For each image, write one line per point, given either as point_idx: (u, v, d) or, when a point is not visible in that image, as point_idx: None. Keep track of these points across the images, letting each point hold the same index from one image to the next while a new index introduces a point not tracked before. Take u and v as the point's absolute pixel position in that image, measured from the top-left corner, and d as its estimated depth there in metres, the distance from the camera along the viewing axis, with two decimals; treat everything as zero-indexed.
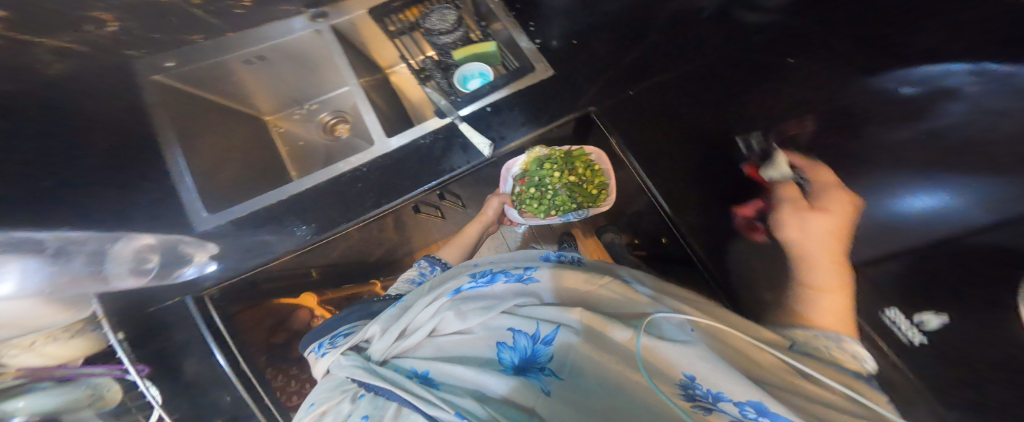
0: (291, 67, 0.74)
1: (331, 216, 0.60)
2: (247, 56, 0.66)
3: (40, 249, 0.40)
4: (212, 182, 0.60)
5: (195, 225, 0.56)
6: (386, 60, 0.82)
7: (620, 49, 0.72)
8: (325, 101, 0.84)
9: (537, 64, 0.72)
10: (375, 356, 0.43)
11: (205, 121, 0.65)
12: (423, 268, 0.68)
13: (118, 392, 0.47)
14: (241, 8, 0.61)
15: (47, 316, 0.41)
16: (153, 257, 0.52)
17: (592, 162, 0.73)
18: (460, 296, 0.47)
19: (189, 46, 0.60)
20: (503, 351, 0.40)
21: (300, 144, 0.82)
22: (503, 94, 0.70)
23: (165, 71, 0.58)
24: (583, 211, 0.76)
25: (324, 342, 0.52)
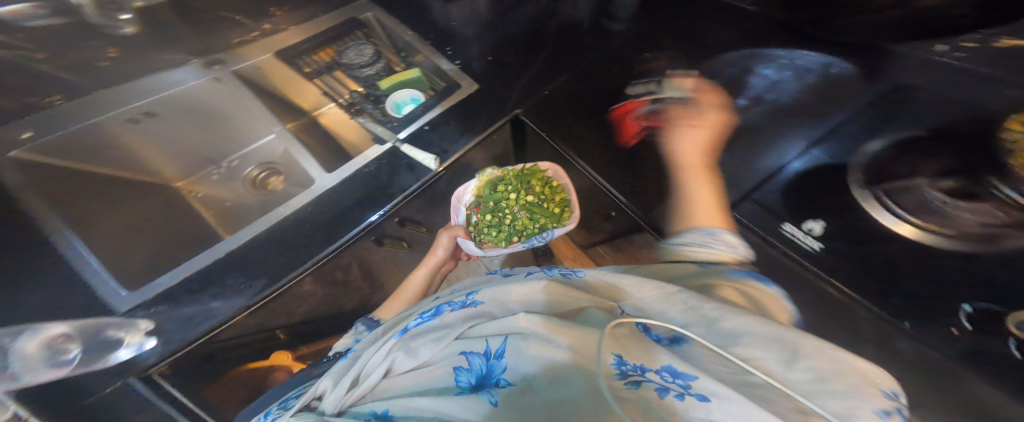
0: (200, 121, 0.70)
1: (280, 264, 0.58)
2: (133, 113, 0.62)
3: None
4: (124, 267, 0.55)
5: (116, 307, 0.50)
6: (309, 102, 0.79)
7: (530, 60, 0.83)
8: (247, 155, 0.78)
9: (461, 82, 0.78)
10: (327, 409, 0.39)
11: (97, 195, 0.60)
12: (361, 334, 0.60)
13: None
14: (107, 60, 0.62)
15: None
16: (72, 348, 0.47)
17: (549, 183, 0.74)
18: (410, 334, 0.45)
19: (52, 110, 0.57)
20: (460, 374, 0.35)
21: (227, 205, 0.75)
22: (437, 111, 0.74)
23: (26, 146, 0.54)
24: (547, 235, 0.71)
25: (272, 409, 0.44)
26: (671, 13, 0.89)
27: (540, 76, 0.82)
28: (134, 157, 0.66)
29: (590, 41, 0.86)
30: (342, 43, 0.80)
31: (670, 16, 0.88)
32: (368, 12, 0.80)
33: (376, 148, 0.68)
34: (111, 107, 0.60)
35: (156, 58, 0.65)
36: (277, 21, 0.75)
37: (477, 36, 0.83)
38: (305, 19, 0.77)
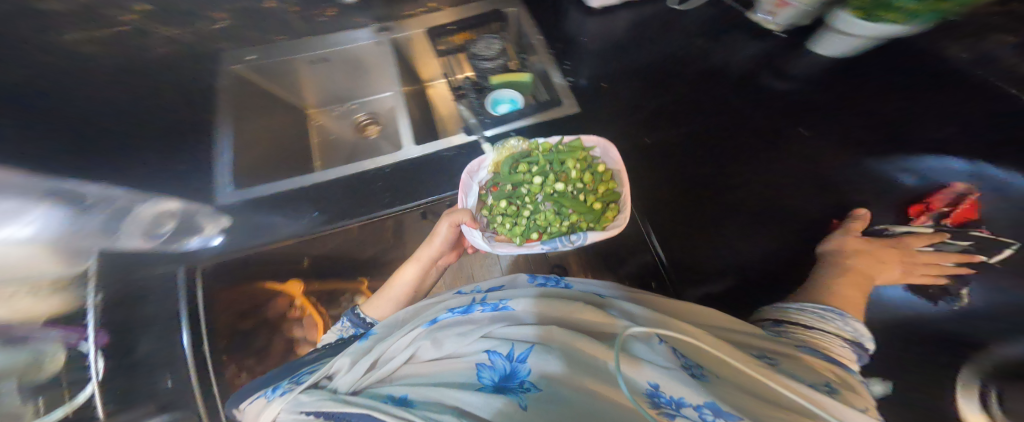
0: (345, 71, 0.82)
1: (340, 209, 0.62)
2: (313, 57, 0.76)
3: (72, 200, 0.48)
4: (244, 164, 0.66)
5: (217, 199, 0.60)
6: (428, 73, 0.87)
7: (647, 97, 0.74)
8: (363, 103, 0.89)
9: (564, 100, 0.74)
10: (342, 388, 0.42)
11: (257, 107, 0.74)
12: (346, 331, 0.59)
13: (60, 366, 0.44)
14: (325, 16, 0.76)
15: (49, 266, 0.45)
16: (168, 223, 0.57)
17: (592, 175, 0.61)
18: (437, 325, 0.47)
19: (273, 45, 0.74)
20: (483, 371, 0.37)
21: (331, 137, 0.87)
22: (528, 122, 0.71)
23: (244, 63, 0.72)
24: (577, 239, 0.54)
25: (278, 385, 0.47)
26: (852, 82, 0.69)
27: (652, 115, 0.73)
28: (289, 84, 0.79)
29: (726, 92, 0.73)
30: (477, 30, 0.84)
31: (849, 86, 0.69)
32: (513, 7, 0.83)
33: (460, 137, 0.68)
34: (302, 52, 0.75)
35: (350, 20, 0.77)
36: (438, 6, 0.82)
37: (601, 54, 0.78)
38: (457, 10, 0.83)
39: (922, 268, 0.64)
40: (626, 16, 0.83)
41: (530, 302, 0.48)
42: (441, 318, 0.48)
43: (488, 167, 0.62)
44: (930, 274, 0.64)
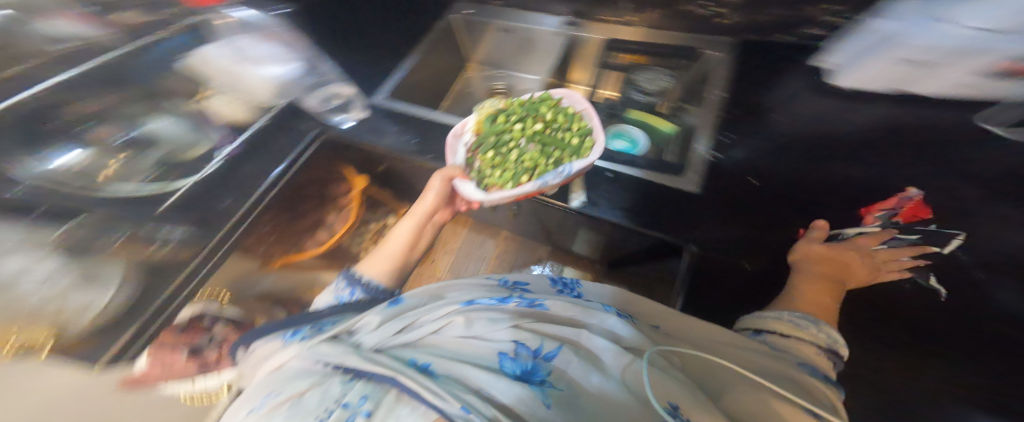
0: (520, 45, 0.95)
1: (433, 148, 0.71)
2: (503, 27, 0.92)
3: (313, 67, 0.80)
4: (410, 84, 0.84)
5: (372, 97, 0.79)
6: (576, 76, 0.91)
7: (777, 209, 0.61)
8: (509, 75, 1.03)
9: (687, 172, 0.65)
10: (366, 345, 0.43)
11: (442, 50, 0.95)
12: (343, 289, 0.59)
13: (193, 156, 0.67)
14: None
15: (261, 93, 0.74)
16: (336, 99, 0.78)
17: (565, 123, 0.61)
18: (471, 307, 0.49)
19: (488, 6, 0.93)
20: (505, 360, 0.39)
21: (466, 92, 1.05)
22: (633, 173, 0.66)
23: (461, 13, 0.91)
24: (564, 170, 0.53)
25: (298, 330, 0.49)
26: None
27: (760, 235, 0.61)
28: (476, 39, 0.96)
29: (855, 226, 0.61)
30: (652, 60, 0.82)
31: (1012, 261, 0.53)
32: (718, 52, 0.77)
33: None
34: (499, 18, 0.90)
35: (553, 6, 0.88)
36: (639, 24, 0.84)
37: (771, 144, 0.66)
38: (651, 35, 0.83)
39: (885, 266, 0.60)
40: (850, 109, 0.67)
41: (555, 305, 0.49)
42: (477, 300, 0.50)
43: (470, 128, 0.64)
44: (898, 272, 0.60)
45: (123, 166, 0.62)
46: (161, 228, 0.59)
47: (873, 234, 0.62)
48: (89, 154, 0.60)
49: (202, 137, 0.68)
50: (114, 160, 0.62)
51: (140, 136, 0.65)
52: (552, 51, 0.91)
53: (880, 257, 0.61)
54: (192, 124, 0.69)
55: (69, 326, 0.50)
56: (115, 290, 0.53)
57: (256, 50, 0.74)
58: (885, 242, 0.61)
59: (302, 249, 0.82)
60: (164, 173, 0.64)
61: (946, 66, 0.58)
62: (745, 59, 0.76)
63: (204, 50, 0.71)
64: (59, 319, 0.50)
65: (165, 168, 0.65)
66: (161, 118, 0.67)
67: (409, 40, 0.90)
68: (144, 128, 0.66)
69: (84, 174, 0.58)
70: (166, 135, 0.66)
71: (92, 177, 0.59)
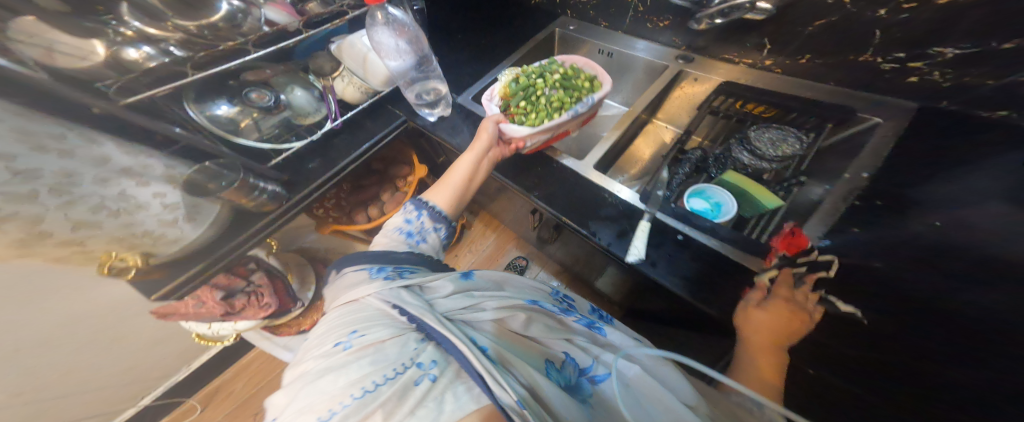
0: (607, 66, 0.96)
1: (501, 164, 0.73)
2: (604, 48, 0.93)
3: (424, 63, 0.82)
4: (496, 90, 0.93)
5: (459, 97, 0.88)
6: (666, 115, 0.87)
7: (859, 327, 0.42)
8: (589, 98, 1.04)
9: (779, 258, 0.53)
10: (439, 308, 0.46)
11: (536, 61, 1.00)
12: (410, 213, 0.63)
13: (308, 123, 0.77)
14: (654, 25, 0.85)
15: (375, 81, 0.79)
16: (430, 95, 0.83)
17: (569, 70, 0.75)
18: (535, 308, 0.54)
19: (596, 26, 0.96)
20: (554, 370, 0.46)
21: None
22: (710, 243, 0.57)
23: (566, 29, 0.99)
24: (588, 101, 0.70)
25: (384, 266, 0.52)
26: None
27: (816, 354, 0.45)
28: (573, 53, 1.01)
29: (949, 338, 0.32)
30: (769, 112, 0.71)
31: None
32: (881, 118, 0.59)
33: (634, 198, 0.63)
34: (603, 40, 0.93)
35: (664, 35, 0.85)
36: (772, 68, 0.73)
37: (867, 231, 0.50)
38: (787, 86, 0.71)
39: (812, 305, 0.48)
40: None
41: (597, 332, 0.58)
42: (539, 303, 0.55)
43: (493, 91, 0.74)
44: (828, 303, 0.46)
45: (254, 124, 0.69)
46: (257, 182, 0.65)
47: (779, 281, 0.50)
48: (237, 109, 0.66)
49: (316, 112, 0.77)
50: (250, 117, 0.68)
51: (280, 104, 0.71)
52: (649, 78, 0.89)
53: (807, 306, 0.47)
54: (317, 104, 0.77)
55: (154, 253, 0.59)
56: (202, 230, 0.63)
57: (382, 49, 0.74)
58: (800, 283, 0.49)
59: (353, 223, 1.00)
60: (277, 137, 0.73)
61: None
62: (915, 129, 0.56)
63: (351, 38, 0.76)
64: (150, 244, 0.59)
65: (279, 133, 0.73)
66: (296, 89, 0.74)
67: (510, 49, 0.96)
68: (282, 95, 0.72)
69: (229, 124, 0.66)
70: (294, 107, 0.73)
71: (231, 128, 0.66)
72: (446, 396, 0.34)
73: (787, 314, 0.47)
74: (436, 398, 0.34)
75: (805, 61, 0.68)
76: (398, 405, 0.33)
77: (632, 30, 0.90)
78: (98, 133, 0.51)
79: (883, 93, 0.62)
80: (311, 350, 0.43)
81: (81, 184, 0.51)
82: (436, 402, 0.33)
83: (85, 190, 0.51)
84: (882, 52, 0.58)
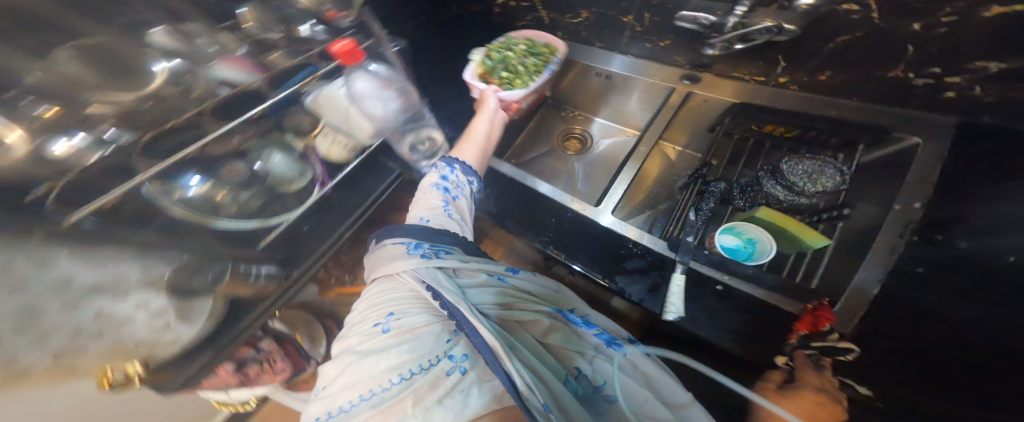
0: (606, 88, 0.90)
1: (516, 216, 0.71)
2: (601, 70, 0.87)
3: (416, 114, 0.79)
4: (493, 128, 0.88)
5: None
6: (676, 138, 0.83)
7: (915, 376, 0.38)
8: (588, 121, 0.99)
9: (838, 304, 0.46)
10: (471, 299, 0.47)
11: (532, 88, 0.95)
12: (444, 169, 0.67)
13: (296, 189, 0.64)
14: (654, 44, 0.80)
15: (363, 131, 0.63)
16: (424, 144, 0.81)
17: (523, 40, 0.85)
18: (560, 317, 0.53)
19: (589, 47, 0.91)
20: (569, 379, 0.45)
21: (541, 130, 1.01)
22: (757, 293, 0.49)
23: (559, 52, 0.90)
24: (555, 62, 0.79)
25: (422, 242, 0.54)
26: None
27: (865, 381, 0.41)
28: (563, 76, 0.94)
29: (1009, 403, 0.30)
30: (789, 130, 0.67)
31: None
32: (920, 138, 0.55)
33: (661, 246, 0.58)
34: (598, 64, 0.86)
35: (666, 54, 0.80)
36: (788, 85, 0.69)
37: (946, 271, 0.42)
38: (808, 104, 0.67)
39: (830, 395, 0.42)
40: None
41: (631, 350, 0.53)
42: (563, 314, 0.54)
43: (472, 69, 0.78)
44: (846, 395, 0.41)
45: (234, 200, 0.57)
46: (249, 269, 0.56)
47: (797, 366, 0.45)
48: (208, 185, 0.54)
49: (301, 177, 0.64)
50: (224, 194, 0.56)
51: (259, 175, 0.61)
52: (653, 98, 0.84)
53: (833, 395, 0.41)
54: (302, 166, 0.64)
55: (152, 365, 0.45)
56: (200, 329, 0.48)
57: (376, 101, 0.62)
58: (820, 368, 0.44)
59: None
60: (263, 210, 0.61)
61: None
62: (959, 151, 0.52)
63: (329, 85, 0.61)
64: (148, 350, 0.44)
65: (264, 206, 0.61)
66: (275, 154, 0.62)
67: None
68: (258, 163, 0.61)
69: (206, 204, 0.54)
70: (274, 176, 0.62)
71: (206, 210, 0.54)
72: (471, 389, 0.37)
73: (816, 407, 0.40)
74: (462, 390, 0.36)
75: (825, 78, 0.64)
76: (429, 393, 0.36)
77: (630, 49, 0.85)
78: (51, 249, 0.37)
79: (915, 110, 0.59)
80: (358, 319, 0.49)
81: (44, 315, 0.36)
82: (462, 394, 0.36)
83: (52, 322, 0.37)
84: (918, 66, 0.54)
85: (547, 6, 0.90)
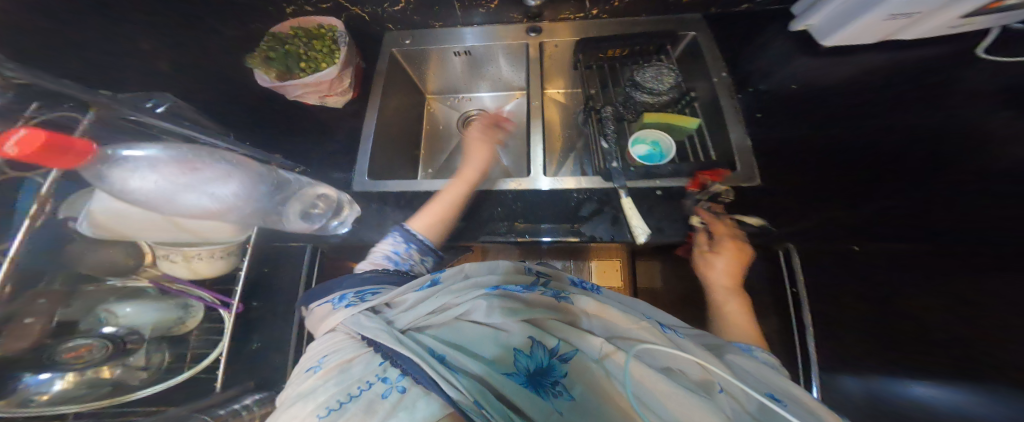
0: (469, 64, 0.89)
1: (460, 228, 0.64)
2: (458, 48, 0.84)
3: (277, 179, 0.60)
4: (387, 148, 0.80)
5: (354, 184, 0.68)
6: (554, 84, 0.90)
7: (790, 178, 0.59)
8: (477, 99, 0.99)
9: (738, 167, 0.61)
10: (399, 324, 0.43)
11: (401, 91, 0.88)
12: (395, 246, 0.57)
13: (195, 324, 0.54)
14: (486, 9, 0.79)
15: (222, 235, 0.51)
16: (320, 205, 0.64)
17: (296, 24, 0.75)
18: (500, 290, 0.45)
19: (429, 29, 0.84)
20: (518, 356, 0.38)
21: (439, 127, 0.98)
22: (682, 182, 0.62)
23: (401, 46, 0.84)
24: (342, 32, 0.75)
25: (346, 293, 0.50)
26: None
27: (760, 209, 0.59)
28: (422, 67, 0.89)
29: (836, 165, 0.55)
30: (620, 52, 0.77)
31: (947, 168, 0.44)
32: (693, 31, 0.73)
33: (598, 181, 0.63)
34: (448, 45, 0.83)
35: (501, 16, 0.81)
36: (600, 15, 0.79)
37: (774, 112, 0.63)
38: (620, 27, 0.78)
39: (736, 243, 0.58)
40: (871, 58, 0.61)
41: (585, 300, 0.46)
42: (503, 285, 0.46)
43: (265, 77, 0.70)
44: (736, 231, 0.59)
45: (128, 366, 0.46)
46: (233, 406, 0.51)
47: (708, 220, 0.59)
48: (77, 371, 0.42)
49: (186, 312, 0.53)
50: (111, 365, 0.45)
51: (124, 334, 0.47)
52: (511, 60, 0.86)
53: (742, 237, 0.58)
54: (172, 301, 0.52)
55: None
56: None
57: (194, 193, 0.45)
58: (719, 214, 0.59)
59: None
60: (177, 363, 0.52)
61: (930, 14, 0.51)
62: (717, 34, 0.73)
63: (104, 206, 0.42)
64: None
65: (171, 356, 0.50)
66: (122, 306, 0.48)
67: (361, 96, 0.81)
68: (105, 329, 0.46)
69: (91, 388, 0.43)
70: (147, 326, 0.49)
71: (103, 398, 0.43)
72: (418, 403, 0.33)
73: (737, 253, 0.57)
74: (405, 407, 0.33)
75: (618, 5, 0.76)
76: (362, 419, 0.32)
77: (464, 20, 0.82)
78: None
79: (686, 13, 0.76)
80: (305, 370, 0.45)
81: None
82: (406, 410, 0.32)
83: None
84: None
85: (354, 1, 0.76)
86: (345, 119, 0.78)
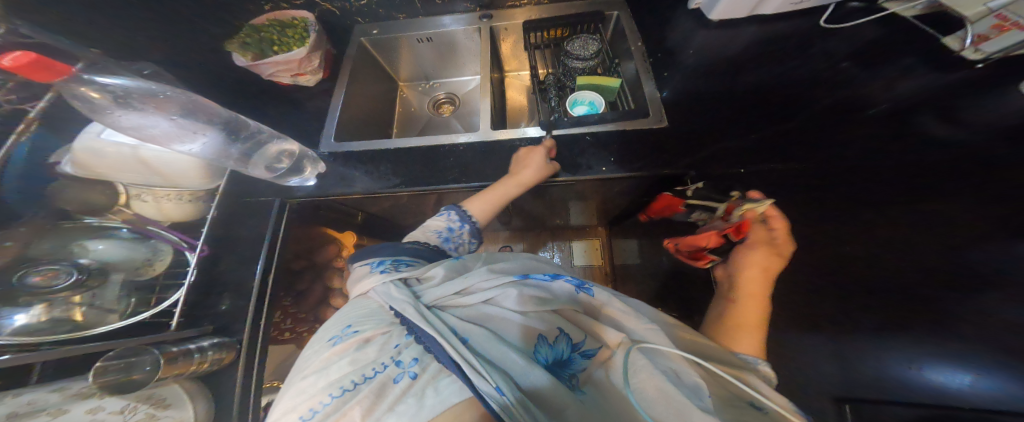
0: (435, 50, 1.00)
1: (417, 176, 0.71)
2: (420, 36, 0.95)
3: (239, 130, 0.64)
4: (354, 123, 0.87)
5: (321, 146, 0.76)
6: (511, 66, 1.02)
7: (698, 117, 0.70)
8: (444, 84, 1.08)
9: (650, 112, 0.72)
10: (424, 299, 0.48)
11: (370, 75, 0.97)
12: (451, 224, 0.66)
13: (163, 268, 0.57)
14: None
15: (189, 180, 0.57)
16: (284, 160, 0.69)
17: (272, 18, 0.83)
18: (526, 280, 0.50)
19: (393, 20, 0.95)
20: (541, 347, 0.45)
21: (410, 109, 1.08)
22: (608, 128, 0.72)
23: (369, 35, 0.94)
24: (312, 22, 0.83)
25: (383, 260, 0.56)
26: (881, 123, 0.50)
27: (672, 145, 0.69)
28: (392, 56, 0.99)
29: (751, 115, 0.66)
30: (560, 33, 0.90)
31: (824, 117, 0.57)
32: (616, 10, 0.87)
33: (536, 130, 0.73)
34: (411, 32, 0.94)
35: (455, 6, 0.92)
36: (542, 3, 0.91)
37: (683, 70, 0.75)
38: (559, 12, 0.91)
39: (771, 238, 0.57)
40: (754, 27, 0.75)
41: (608, 299, 0.52)
42: (528, 275, 0.52)
43: (242, 59, 0.77)
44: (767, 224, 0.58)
45: (93, 307, 0.49)
46: (188, 346, 0.54)
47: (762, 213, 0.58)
48: (45, 303, 0.46)
49: (156, 254, 0.56)
50: (79, 304, 0.48)
51: (94, 267, 0.51)
52: (469, 45, 0.97)
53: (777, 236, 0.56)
54: (141, 243, 0.56)
55: None
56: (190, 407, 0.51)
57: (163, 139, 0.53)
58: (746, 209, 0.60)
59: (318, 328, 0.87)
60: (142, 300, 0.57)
61: None
62: (638, 14, 0.86)
63: (83, 144, 0.50)
64: None
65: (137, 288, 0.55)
66: (95, 243, 0.52)
67: (330, 78, 0.89)
68: (79, 260, 0.50)
69: (56, 324, 0.47)
70: (116, 262, 0.52)
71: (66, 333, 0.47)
72: (428, 390, 0.38)
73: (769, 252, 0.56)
74: (416, 393, 0.37)
75: None
76: (376, 401, 0.37)
77: (424, 11, 0.93)
78: None
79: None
80: (320, 329, 0.48)
81: None
82: (416, 397, 0.37)
83: None
84: None
85: None
86: (315, 96, 0.86)
